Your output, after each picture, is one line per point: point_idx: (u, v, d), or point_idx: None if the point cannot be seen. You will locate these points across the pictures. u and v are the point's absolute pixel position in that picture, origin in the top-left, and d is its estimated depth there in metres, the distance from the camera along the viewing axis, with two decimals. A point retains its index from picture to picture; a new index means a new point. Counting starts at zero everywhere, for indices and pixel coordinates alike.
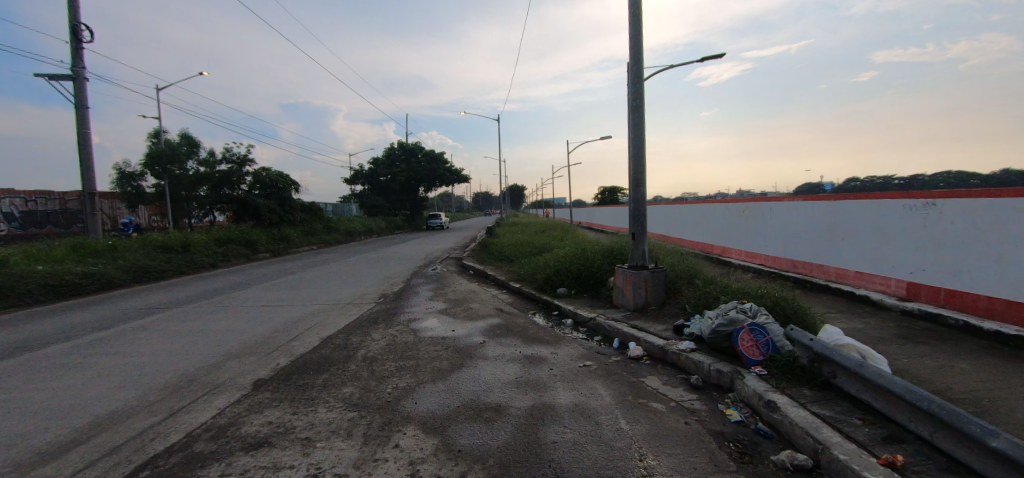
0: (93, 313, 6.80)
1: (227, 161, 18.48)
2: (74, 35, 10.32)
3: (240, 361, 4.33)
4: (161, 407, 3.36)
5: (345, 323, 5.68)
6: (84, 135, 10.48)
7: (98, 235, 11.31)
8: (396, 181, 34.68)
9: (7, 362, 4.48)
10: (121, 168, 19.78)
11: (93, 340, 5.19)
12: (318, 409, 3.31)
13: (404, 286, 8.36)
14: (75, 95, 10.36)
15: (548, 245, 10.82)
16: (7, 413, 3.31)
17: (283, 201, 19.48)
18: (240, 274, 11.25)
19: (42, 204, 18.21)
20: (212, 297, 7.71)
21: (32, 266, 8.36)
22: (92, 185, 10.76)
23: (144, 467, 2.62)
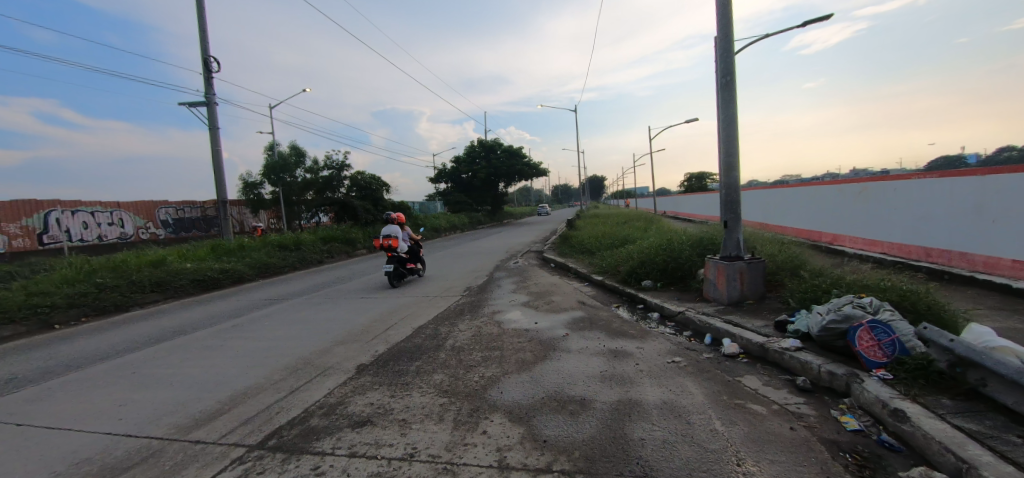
0: (228, 303, 7.99)
1: (328, 168, 20.55)
2: (205, 67, 12.10)
3: (345, 347, 4.79)
4: (284, 385, 3.85)
5: (434, 314, 6.04)
6: (217, 152, 12.29)
7: (232, 237, 13.27)
8: (478, 177, 35.88)
9: (170, 343, 5.44)
10: (245, 178, 22.97)
11: (231, 326, 6.10)
12: (413, 393, 3.55)
13: (487, 279, 8.64)
14: (208, 119, 12.18)
15: (631, 236, 10.47)
16: (173, 385, 4.02)
17: (376, 201, 21.16)
18: (343, 269, 12.47)
19: (188, 212, 21.76)
20: (321, 290, 8.65)
21: (185, 264, 10.06)
22: (224, 194, 12.60)
23: (272, 436, 3.02)
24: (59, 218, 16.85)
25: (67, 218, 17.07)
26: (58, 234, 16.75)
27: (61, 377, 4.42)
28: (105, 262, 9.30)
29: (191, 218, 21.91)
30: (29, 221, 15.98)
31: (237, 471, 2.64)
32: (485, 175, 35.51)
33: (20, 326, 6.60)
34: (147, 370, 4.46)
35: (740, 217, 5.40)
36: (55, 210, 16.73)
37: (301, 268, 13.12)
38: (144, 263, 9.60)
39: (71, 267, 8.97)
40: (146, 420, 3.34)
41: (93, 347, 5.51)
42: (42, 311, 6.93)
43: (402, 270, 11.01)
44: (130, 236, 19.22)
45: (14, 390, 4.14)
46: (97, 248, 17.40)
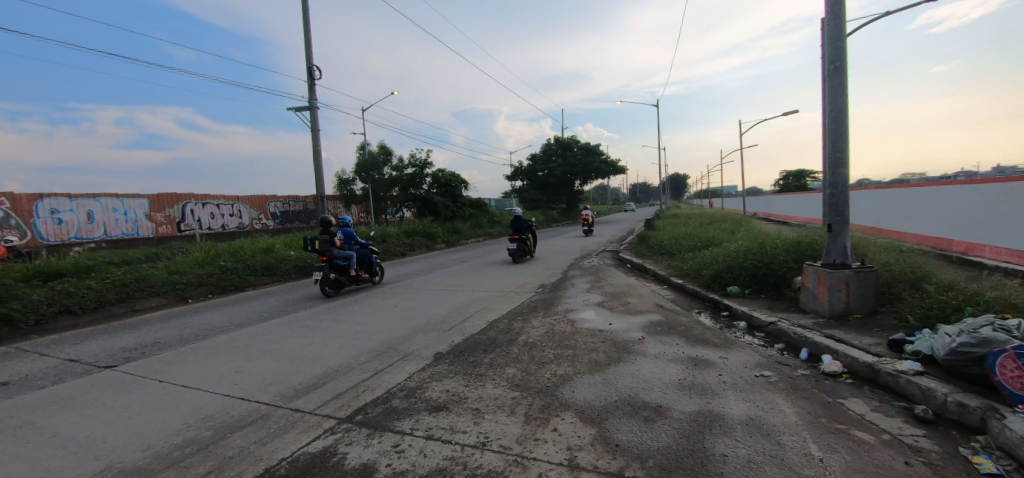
0: (322, 289, 8.83)
1: (413, 165, 21.66)
2: (309, 76, 13.43)
3: (424, 335, 5.05)
4: (370, 367, 4.15)
5: (508, 309, 6.14)
6: (318, 152, 13.61)
7: (328, 228, 14.63)
8: (553, 175, 35.93)
9: (276, 321, 6.13)
10: (340, 176, 25.20)
11: (325, 309, 6.72)
12: (486, 384, 3.64)
13: (561, 277, 8.60)
14: (311, 122, 13.52)
15: (716, 238, 9.81)
16: (278, 358, 4.52)
17: (455, 198, 22.03)
18: (424, 261, 13.17)
19: (293, 206, 24.36)
20: (404, 280, 9.22)
21: (289, 252, 11.27)
22: (322, 190, 13.91)
23: (359, 411, 3.27)
24: (194, 209, 19.83)
25: (200, 209, 20.02)
26: (192, 222, 19.68)
27: (191, 344, 5.18)
28: (227, 247, 10.74)
29: (295, 211, 24.52)
30: (171, 210, 18.99)
31: (328, 440, 2.91)
32: (561, 173, 35.42)
33: (162, 298, 7.85)
34: (257, 343, 5.07)
35: (847, 220, 4.85)
36: (191, 202, 19.68)
37: (386, 259, 14.09)
38: (257, 249, 10.93)
39: (201, 250, 10.49)
40: (254, 387, 3.79)
41: (215, 321, 6.39)
42: (178, 287, 8.18)
43: (478, 265, 11.37)
44: (247, 225, 21.93)
45: (157, 352, 4.92)
46: (220, 235, 20.14)
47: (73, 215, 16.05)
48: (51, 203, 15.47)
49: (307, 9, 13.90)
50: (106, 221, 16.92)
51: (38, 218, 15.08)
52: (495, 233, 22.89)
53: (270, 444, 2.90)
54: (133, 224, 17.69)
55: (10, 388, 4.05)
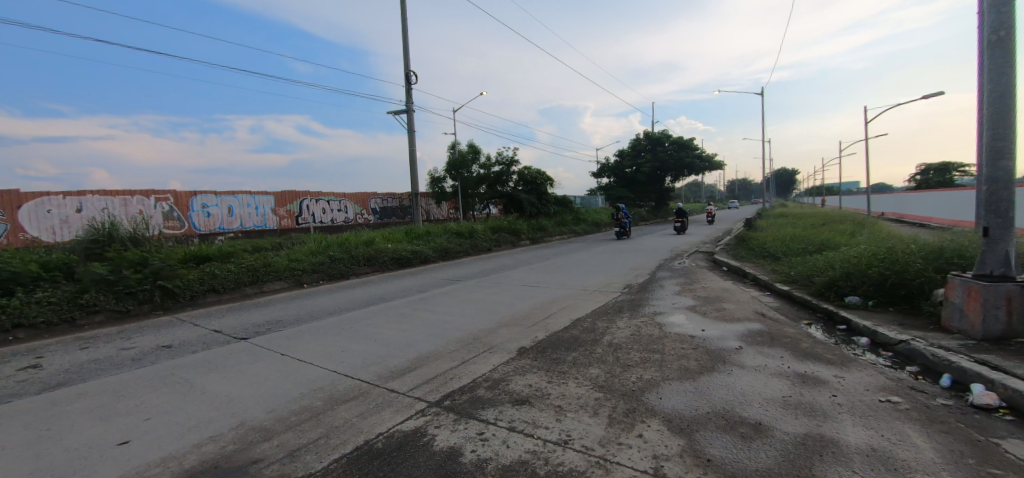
0: (415, 280, 9.46)
1: (500, 163, 22.30)
2: (407, 81, 14.46)
3: (508, 330, 5.16)
4: (457, 356, 4.35)
5: (592, 308, 6.04)
6: (413, 152, 14.61)
7: (421, 223, 15.62)
8: (642, 172, 34.58)
9: (375, 307, 6.69)
10: (431, 174, 26.74)
11: (418, 299, 7.19)
12: (569, 383, 3.62)
13: (648, 279, 8.26)
14: (408, 124, 14.56)
15: (832, 242, 8.70)
16: (375, 341, 4.92)
17: (540, 195, 22.14)
18: (509, 257, 13.47)
19: (391, 202, 26.40)
20: (490, 275, 9.54)
21: (387, 244, 12.24)
22: (417, 187, 14.89)
23: (447, 398, 3.44)
24: (309, 205, 22.35)
25: (314, 204, 22.54)
26: (307, 216, 22.25)
27: (306, 323, 5.87)
28: (336, 239, 11.97)
29: (392, 207, 26.54)
30: (291, 206, 21.65)
31: (419, 421, 3.10)
32: (650, 169, 33.99)
33: (284, 282, 9.00)
34: (358, 327, 5.58)
35: (1010, 222, 4.07)
36: (307, 198, 22.25)
37: (473, 254, 14.67)
38: (360, 241, 12.04)
39: (315, 241, 11.82)
40: (356, 366, 4.17)
41: (325, 305, 7.17)
42: (296, 272, 9.32)
43: (563, 262, 11.35)
44: (352, 220, 24.23)
45: (278, 329, 5.65)
46: (331, 228, 22.56)
47: (219, 209, 19.06)
48: (202, 199, 18.59)
49: (405, 19, 14.95)
50: (243, 215, 19.81)
51: (193, 211, 18.29)
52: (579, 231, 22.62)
53: (369, 418, 3.18)
54: (262, 217, 20.50)
55: (173, 350, 4.95)
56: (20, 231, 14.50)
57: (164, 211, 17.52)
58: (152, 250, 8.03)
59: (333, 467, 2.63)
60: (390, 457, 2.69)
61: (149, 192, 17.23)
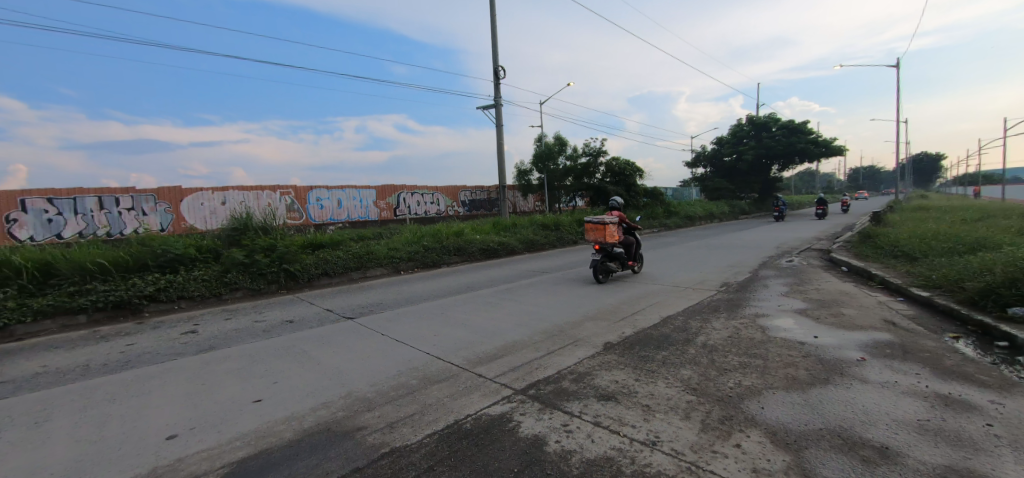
0: (501, 271, 9.72)
1: (586, 154, 22.01)
2: (495, 76, 14.85)
3: (594, 323, 5.09)
4: (542, 347, 4.40)
5: (683, 306, 5.72)
6: (502, 145, 15.01)
7: (508, 216, 15.98)
8: (743, 160, 31.71)
9: (464, 295, 7.02)
10: (518, 167, 27.15)
11: (504, 289, 7.40)
12: (658, 382, 3.47)
13: (750, 277, 7.57)
14: (496, 118, 14.96)
15: (995, 241, 7.19)
16: (465, 328, 5.17)
17: (629, 187, 21.43)
18: (595, 250, 13.21)
19: (478, 195, 27.41)
20: (575, 268, 9.46)
21: (476, 236, 12.74)
22: (504, 180, 15.27)
23: (532, 387, 3.50)
24: (405, 198, 24.06)
25: (409, 197, 24.18)
26: (403, 209, 23.96)
27: (403, 307, 6.35)
28: (429, 230, 12.74)
29: (480, 199, 27.52)
30: (390, 198, 23.46)
31: (505, 407, 3.19)
32: (753, 158, 30.99)
33: (384, 269, 9.82)
34: (449, 313, 5.90)
35: None
36: (404, 192, 23.97)
37: (558, 246, 14.67)
38: (451, 232, 12.69)
39: (412, 231, 12.71)
40: (447, 350, 4.42)
41: (419, 291, 7.69)
42: (395, 260, 10.10)
43: (652, 257, 10.86)
44: (443, 212, 25.59)
45: (380, 311, 6.21)
46: (424, 220, 24.08)
47: (330, 202, 21.34)
48: (318, 193, 20.98)
49: (493, 16, 15.33)
50: (350, 207, 21.96)
51: (310, 204, 20.72)
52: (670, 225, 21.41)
53: (459, 399, 3.35)
54: (366, 209, 22.53)
55: (295, 325, 5.69)
56: (182, 220, 17.80)
57: (287, 204, 20.08)
58: (278, 237, 9.25)
59: (427, 441, 2.82)
60: (477, 438, 2.81)
61: (276, 187, 19.87)
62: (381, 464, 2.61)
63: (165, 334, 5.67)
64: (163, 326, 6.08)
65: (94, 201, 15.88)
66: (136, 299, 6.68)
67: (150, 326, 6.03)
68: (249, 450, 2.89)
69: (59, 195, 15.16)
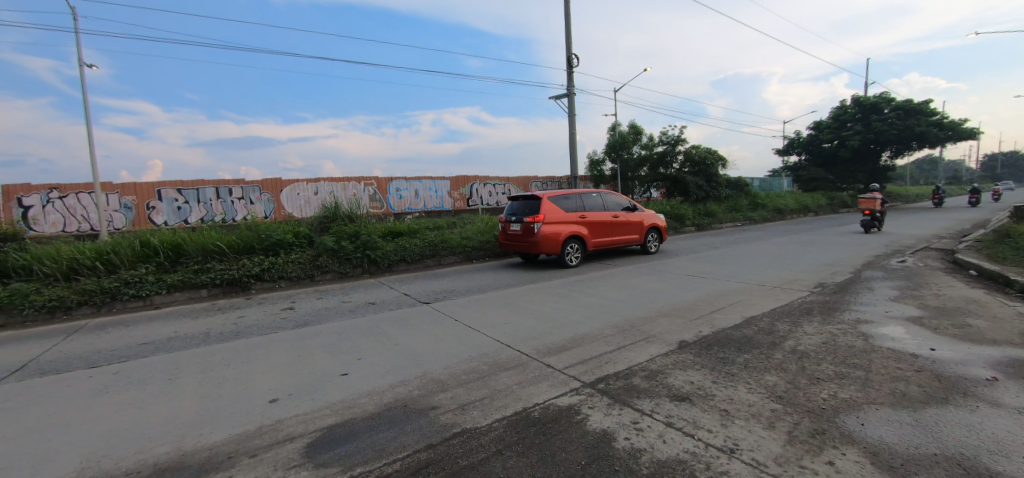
0: (571, 263, 9.65)
1: (663, 142, 20.99)
2: (568, 64, 14.62)
3: (668, 320, 4.90)
4: (612, 341, 4.32)
5: (769, 307, 5.30)
6: (575, 136, 14.83)
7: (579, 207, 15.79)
8: (846, 147, 28.28)
9: (534, 285, 7.10)
10: (590, 156, 26.58)
11: (574, 281, 7.35)
12: (738, 387, 3.26)
13: (850, 278, 6.79)
14: (569, 107, 14.76)
15: None
16: (535, 317, 5.23)
17: (710, 177, 20.28)
18: (672, 244, 12.59)
19: (548, 186, 27.37)
20: (649, 262, 9.13)
21: None
22: (576, 171, 15.11)
23: (601, 381, 3.46)
24: (478, 188, 24.68)
25: (482, 188, 24.74)
26: (476, 199, 24.62)
27: (474, 294, 6.58)
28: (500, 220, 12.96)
29: (551, 190, 27.47)
30: (463, 189, 24.22)
31: (573, 399, 3.19)
32: (859, 143, 27.48)
33: (456, 257, 10.23)
34: (520, 302, 6.01)
35: None
36: (477, 182, 24.62)
37: None
38: None
39: (484, 221, 13.04)
40: (517, 338, 4.51)
41: (488, 281, 7.89)
42: (467, 249, 10.46)
43: (735, 253, 10.13)
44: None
45: (453, 297, 6.48)
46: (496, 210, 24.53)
47: (409, 192, 22.56)
48: (397, 184, 22.28)
49: (567, 3, 15.06)
50: (426, 197, 23.01)
51: (390, 194, 22.06)
52: (756, 218, 19.73)
53: (528, 388, 3.41)
54: (441, 199, 23.48)
55: (377, 306, 6.15)
56: (282, 209, 19.75)
57: (370, 194, 21.53)
58: (362, 225, 9.98)
59: (496, 425, 2.91)
60: (545, 427, 2.85)
61: (361, 178, 21.38)
62: (452, 442, 2.75)
63: (269, 309, 6.42)
64: (267, 302, 6.88)
65: (212, 192, 18.41)
66: (245, 277, 7.69)
67: (257, 302, 6.85)
68: (337, 418, 3.19)
69: (185, 186, 17.99)
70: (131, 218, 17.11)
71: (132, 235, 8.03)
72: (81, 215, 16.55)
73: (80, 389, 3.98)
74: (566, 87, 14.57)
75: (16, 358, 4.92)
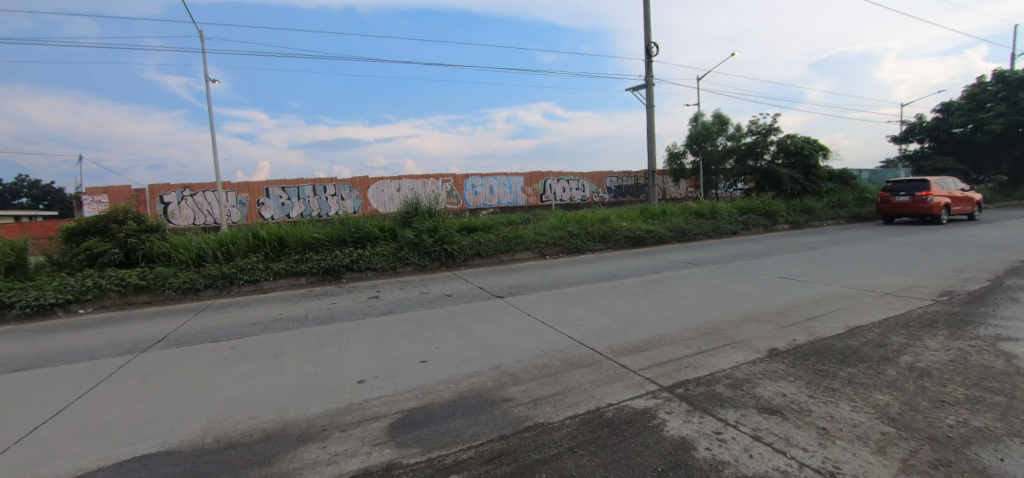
0: (647, 261, 9.30)
1: (753, 133, 19.43)
2: (647, 53, 14.02)
3: (757, 326, 4.54)
4: (693, 344, 4.11)
5: (880, 316, 4.69)
6: (653, 128, 14.22)
7: (656, 203, 15.18)
8: (985, 131, 23.98)
9: (610, 283, 6.97)
10: (670, 149, 25.33)
11: (652, 280, 7.09)
12: (840, 404, 2.94)
13: (989, 287, 5.77)
14: (647, 98, 14.16)
15: None
16: (610, 316, 5.13)
17: (808, 169, 18.36)
18: (763, 243, 11.62)
19: (623, 181, 26.57)
20: (735, 262, 8.52)
21: (622, 223, 12.39)
22: (655, 165, 14.49)
23: (680, 385, 3.31)
24: (551, 184, 24.66)
25: (555, 184, 24.70)
26: (549, 195, 24.62)
27: (548, 290, 6.61)
28: (574, 216, 12.86)
29: (626, 185, 26.63)
30: (537, 185, 24.36)
31: (649, 402, 3.09)
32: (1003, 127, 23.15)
33: (530, 252, 10.33)
34: (595, 300, 5.94)
35: None
36: (549, 178, 24.61)
37: (714, 237, 13.30)
38: (596, 219, 12.61)
39: (558, 217, 13.00)
40: (591, 336, 4.46)
41: (561, 277, 7.88)
42: (541, 245, 10.51)
43: (840, 254, 9.07)
44: (587, 198, 25.47)
45: (527, 292, 6.57)
46: (569, 206, 24.32)
47: (484, 188, 23.20)
48: (473, 181, 23.00)
49: None
50: (501, 193, 23.50)
51: (466, 190, 22.85)
52: (862, 214, 17.49)
53: (602, 387, 3.37)
54: (514, 195, 23.83)
55: (454, 299, 6.43)
56: (368, 204, 21.29)
57: (448, 190, 22.47)
58: (440, 220, 10.41)
59: (568, 422, 2.91)
60: (619, 429, 2.79)
61: (439, 175, 22.40)
62: (525, 435, 2.79)
63: (357, 297, 6.99)
64: (355, 290, 7.48)
65: (310, 189, 20.37)
66: (336, 267, 8.42)
67: (347, 290, 7.48)
68: (416, 402, 3.39)
69: (287, 184, 20.08)
70: (245, 213, 19.52)
71: (246, 228, 9.14)
72: (207, 210, 19.18)
73: (207, 359, 4.65)
74: (645, 77, 14.01)
75: (159, 330, 5.87)
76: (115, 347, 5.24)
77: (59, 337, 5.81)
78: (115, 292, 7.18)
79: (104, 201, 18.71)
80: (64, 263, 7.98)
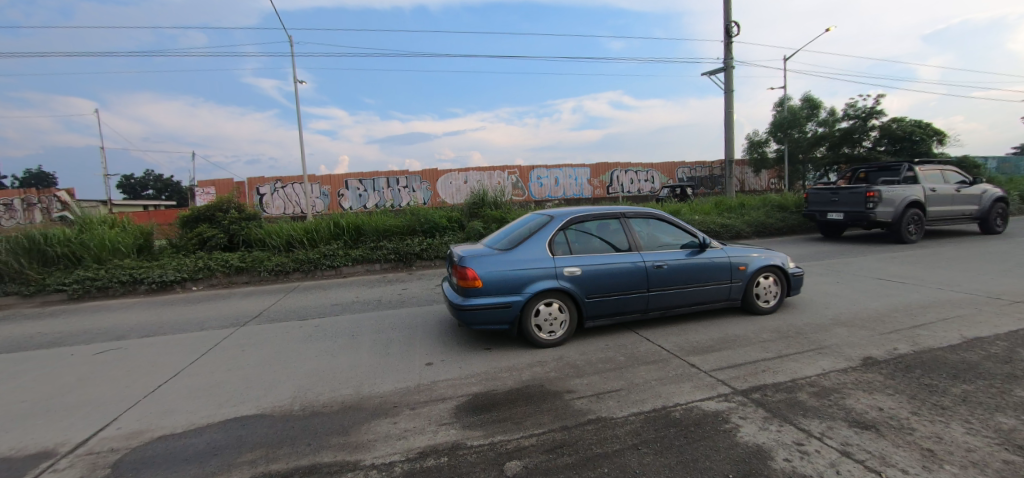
0: None
1: (850, 117, 17.42)
2: (726, 34, 13.04)
3: (849, 331, 4.13)
4: (772, 347, 3.83)
5: (1006, 328, 4.04)
6: (732, 114, 13.27)
7: (733, 195, 14.23)
8: None
9: None
10: (750, 138, 23.60)
11: None
12: (952, 425, 2.59)
13: None
14: (725, 83, 13.22)
15: None
16: (679, 313, 4.93)
17: (917, 157, 16.13)
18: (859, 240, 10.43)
19: (695, 171, 25.17)
20: (825, 259, 7.78)
21: (694, 216, 11.78)
22: (732, 155, 13.56)
23: (756, 390, 3.11)
24: (618, 175, 23.99)
25: (622, 175, 24.01)
26: (616, 186, 24.01)
27: None
28: None
29: (699, 176, 25.22)
30: (603, 176, 23.85)
31: (721, 405, 2.94)
32: None
33: None
34: None
35: None
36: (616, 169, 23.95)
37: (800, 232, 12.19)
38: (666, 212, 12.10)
39: (625, 209, 12.65)
40: (657, 333, 4.33)
41: None
42: None
43: (957, 255, 7.91)
44: (656, 190, 24.46)
45: None
46: (637, 198, 23.53)
47: (549, 180, 23.16)
48: (538, 172, 23.06)
49: None
50: (566, 185, 23.32)
51: (531, 182, 22.99)
52: (987, 208, 15.08)
53: (669, 386, 3.26)
54: (580, 187, 23.52)
55: None
56: (438, 196, 22.12)
57: (513, 182, 22.73)
58: (506, 211, 10.58)
59: (633, 419, 2.86)
60: (687, 430, 2.70)
61: (506, 167, 22.68)
62: (587, 428, 2.79)
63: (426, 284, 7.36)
64: (424, 278, 7.87)
65: (384, 181, 21.61)
66: (409, 254, 8.91)
67: (416, 278, 7.88)
68: (480, 387, 3.51)
69: (365, 176, 21.48)
70: (328, 203, 21.22)
71: (328, 217, 9.90)
72: (296, 201, 21.11)
73: (295, 335, 5.17)
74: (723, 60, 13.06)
75: (255, 307, 6.60)
76: (222, 320, 5.99)
77: (180, 309, 6.76)
78: (220, 272, 8.17)
79: (212, 193, 21.27)
80: (181, 247, 9.21)
